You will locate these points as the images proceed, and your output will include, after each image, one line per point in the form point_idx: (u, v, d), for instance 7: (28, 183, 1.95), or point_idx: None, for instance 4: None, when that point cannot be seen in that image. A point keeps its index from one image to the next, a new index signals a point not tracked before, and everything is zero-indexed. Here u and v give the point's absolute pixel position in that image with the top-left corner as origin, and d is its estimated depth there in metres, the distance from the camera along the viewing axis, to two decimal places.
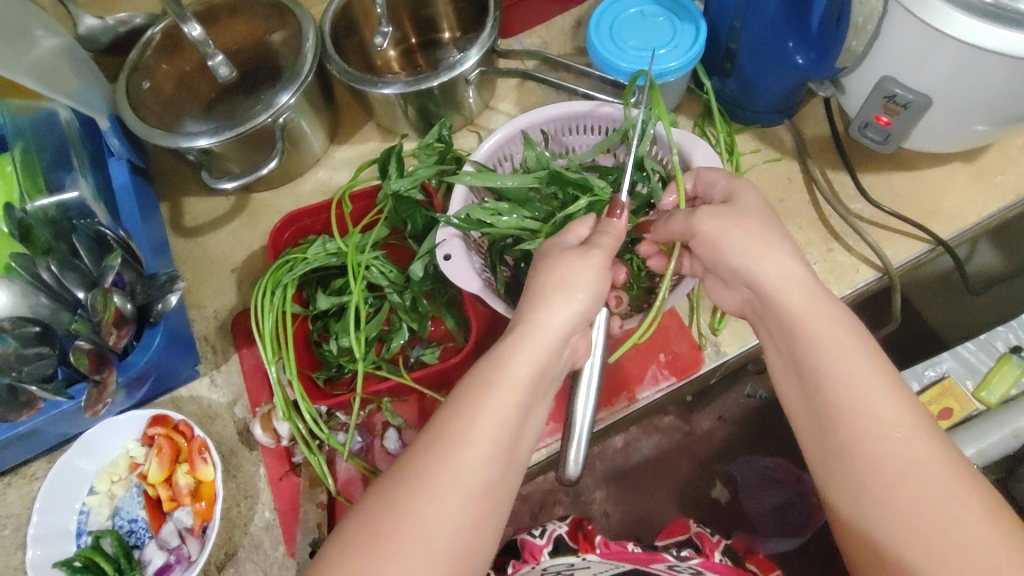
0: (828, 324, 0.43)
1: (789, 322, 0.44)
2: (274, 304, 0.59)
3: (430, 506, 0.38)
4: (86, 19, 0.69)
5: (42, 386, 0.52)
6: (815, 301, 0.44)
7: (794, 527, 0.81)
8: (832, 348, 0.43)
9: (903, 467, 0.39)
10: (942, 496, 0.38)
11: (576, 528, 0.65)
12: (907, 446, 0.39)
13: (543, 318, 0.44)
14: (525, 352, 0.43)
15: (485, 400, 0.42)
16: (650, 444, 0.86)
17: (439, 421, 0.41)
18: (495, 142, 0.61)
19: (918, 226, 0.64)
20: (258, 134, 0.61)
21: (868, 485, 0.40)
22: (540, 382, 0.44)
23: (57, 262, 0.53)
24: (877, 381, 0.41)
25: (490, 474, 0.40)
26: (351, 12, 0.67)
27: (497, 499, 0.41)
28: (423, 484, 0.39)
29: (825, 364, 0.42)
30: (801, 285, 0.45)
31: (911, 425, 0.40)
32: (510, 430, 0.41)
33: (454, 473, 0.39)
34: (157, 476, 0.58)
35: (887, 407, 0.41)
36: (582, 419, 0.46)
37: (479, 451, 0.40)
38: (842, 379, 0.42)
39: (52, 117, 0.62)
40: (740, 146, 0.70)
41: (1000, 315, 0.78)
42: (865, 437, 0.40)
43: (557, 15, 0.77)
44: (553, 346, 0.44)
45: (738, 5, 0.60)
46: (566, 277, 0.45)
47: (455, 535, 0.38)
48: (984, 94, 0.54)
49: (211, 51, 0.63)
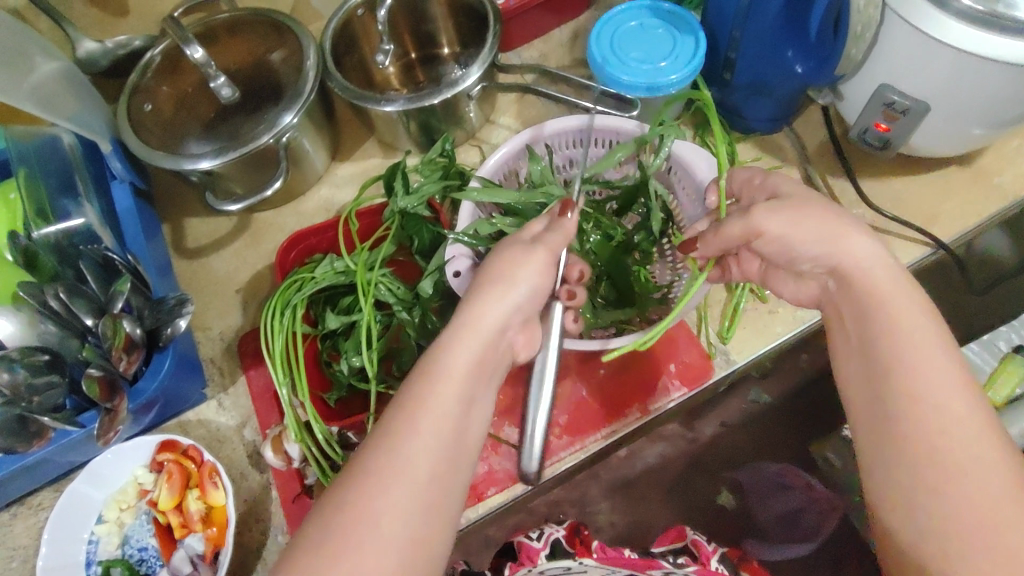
0: (910, 307, 0.43)
1: (871, 301, 0.43)
2: (284, 325, 0.59)
3: (380, 498, 0.38)
4: (86, 42, 0.69)
5: (53, 416, 0.51)
6: (887, 278, 0.44)
7: (804, 533, 0.81)
8: (913, 332, 0.42)
9: (961, 463, 0.39)
10: (997, 496, 0.38)
11: (572, 533, 0.64)
12: (970, 444, 0.39)
13: (485, 308, 0.45)
14: (464, 343, 0.43)
15: (433, 392, 0.41)
16: (654, 452, 0.81)
17: (388, 412, 0.41)
18: (501, 156, 0.61)
19: (919, 230, 0.65)
20: (261, 155, 0.61)
21: (920, 473, 0.39)
22: (481, 373, 0.44)
23: (65, 289, 0.52)
24: (953, 376, 0.41)
25: (436, 463, 0.40)
26: (351, 29, 0.67)
27: (446, 492, 0.40)
28: (374, 479, 0.39)
29: (902, 350, 0.42)
30: (882, 267, 0.44)
31: (977, 424, 0.40)
32: (457, 420, 0.42)
33: (401, 463, 0.39)
34: (169, 502, 0.58)
35: (957, 398, 0.40)
36: (539, 426, 0.44)
37: (425, 440, 0.40)
38: (913, 363, 0.41)
39: (55, 142, 0.61)
40: (742, 154, 0.70)
41: (1001, 314, 0.78)
42: (925, 427, 0.40)
43: (555, 28, 0.77)
44: (490, 335, 0.44)
45: (737, 15, 0.60)
46: (505, 271, 0.46)
47: (404, 528, 0.38)
48: (981, 100, 0.54)
49: (213, 72, 0.61)
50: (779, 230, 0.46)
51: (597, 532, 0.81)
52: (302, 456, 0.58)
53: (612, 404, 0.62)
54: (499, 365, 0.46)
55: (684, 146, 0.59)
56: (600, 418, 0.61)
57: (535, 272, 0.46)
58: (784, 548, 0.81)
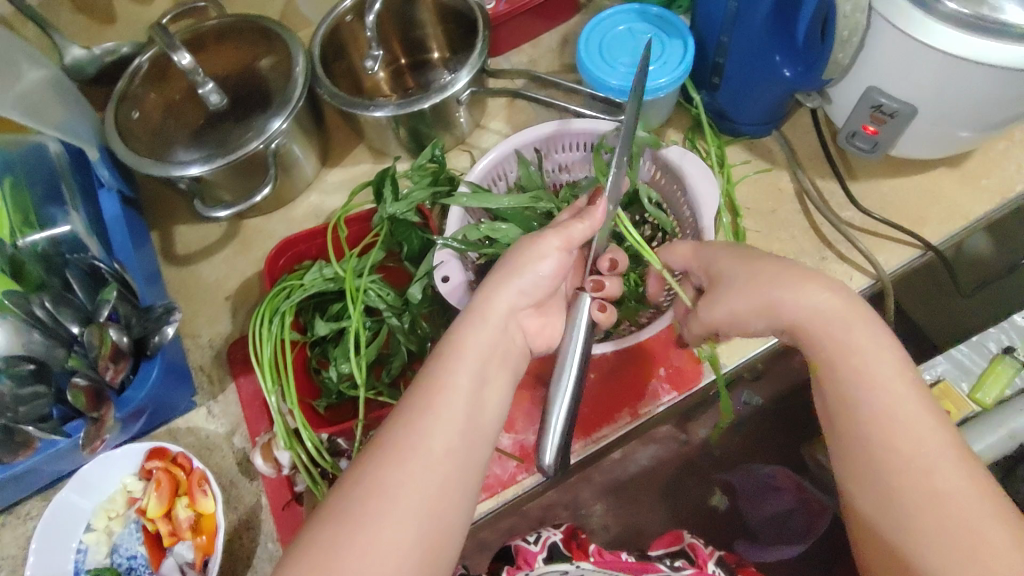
0: (863, 328, 0.44)
1: (824, 328, 0.45)
2: (273, 332, 0.59)
3: (397, 469, 0.39)
4: (73, 49, 0.68)
5: (39, 426, 0.51)
6: (833, 325, 0.45)
7: (796, 536, 0.81)
8: (868, 348, 0.44)
9: (922, 477, 0.41)
10: (965, 524, 0.39)
11: (570, 538, 0.64)
12: (928, 459, 0.41)
13: (496, 298, 0.47)
14: (475, 329, 0.46)
15: (450, 373, 0.43)
16: (647, 455, 0.81)
17: (405, 398, 0.43)
18: (489, 162, 0.61)
19: (908, 231, 0.65)
20: (249, 162, 0.60)
21: (887, 506, 0.41)
22: (492, 359, 0.45)
23: (51, 298, 0.53)
24: (910, 394, 0.43)
25: (452, 438, 0.41)
26: (341, 35, 0.67)
27: (463, 467, 0.41)
28: (392, 453, 0.40)
29: (860, 370, 0.43)
30: (829, 317, 0.45)
31: (938, 454, 0.41)
32: (473, 399, 0.43)
33: (418, 438, 0.40)
34: (157, 510, 0.57)
35: (919, 430, 0.42)
36: (561, 414, 0.46)
37: (443, 420, 0.41)
38: (871, 381, 0.43)
39: (40, 150, 0.60)
40: (731, 158, 0.70)
41: (990, 315, 0.79)
42: (887, 462, 0.42)
43: (545, 33, 0.77)
44: (501, 323, 0.47)
45: (726, 21, 0.61)
46: (519, 262, 0.48)
47: (421, 498, 0.39)
48: (967, 103, 0.55)
49: (202, 79, 0.62)
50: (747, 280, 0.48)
51: (589, 534, 0.81)
52: (292, 464, 0.58)
53: (602, 408, 0.61)
54: (512, 358, 0.48)
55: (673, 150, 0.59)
56: (590, 422, 0.61)
57: (544, 265, 0.48)
58: (773, 550, 0.81)
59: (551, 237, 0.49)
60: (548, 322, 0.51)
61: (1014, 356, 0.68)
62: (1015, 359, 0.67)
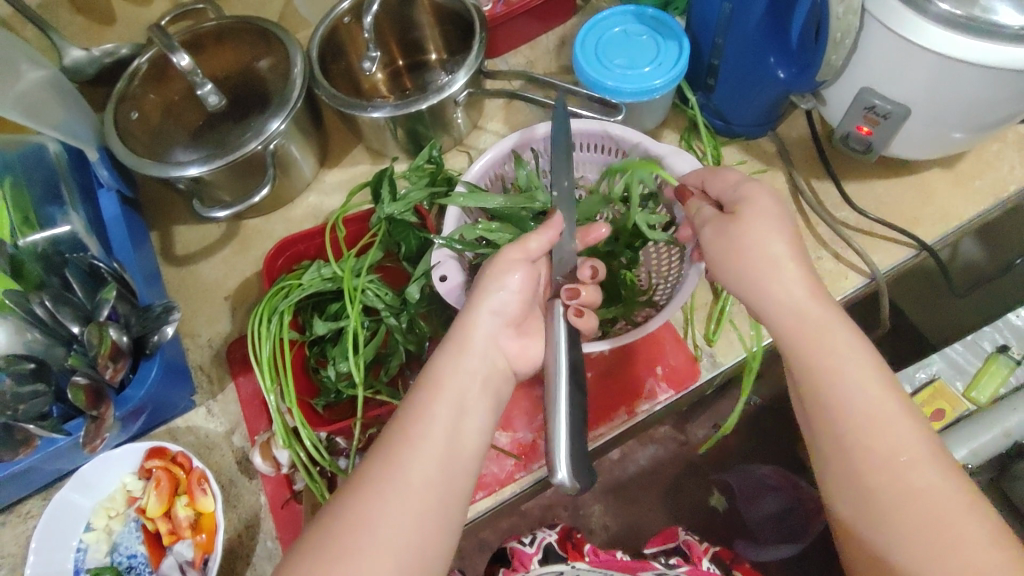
0: (836, 334, 0.45)
1: (792, 339, 0.46)
2: (271, 332, 0.59)
3: (376, 508, 0.39)
4: (73, 50, 0.69)
5: (39, 424, 0.51)
6: (807, 319, 0.45)
7: (793, 534, 0.80)
8: (840, 362, 0.44)
9: (906, 490, 0.41)
10: (948, 514, 0.39)
11: (564, 538, 0.65)
12: (913, 472, 0.41)
13: (472, 327, 0.48)
14: (455, 360, 0.46)
15: (429, 409, 0.44)
16: (647, 454, 0.84)
17: (386, 433, 0.43)
18: (485, 163, 0.61)
19: (903, 231, 0.65)
20: (248, 162, 0.61)
21: (876, 499, 0.41)
22: (476, 388, 0.46)
23: (51, 297, 0.53)
24: (891, 406, 0.43)
25: (433, 471, 0.41)
26: (339, 37, 0.68)
27: (445, 499, 0.41)
28: (369, 489, 0.40)
29: (840, 387, 0.43)
30: (801, 303, 0.46)
31: (918, 450, 0.42)
32: (453, 432, 0.43)
33: (398, 474, 0.41)
34: (157, 509, 0.58)
35: (897, 426, 0.42)
36: (564, 424, 0.43)
37: (422, 453, 0.42)
38: (848, 396, 0.43)
39: (41, 150, 0.61)
40: (727, 158, 0.71)
41: (984, 315, 0.79)
42: (870, 458, 0.42)
43: (542, 34, 0.78)
44: (480, 351, 0.47)
45: (720, 23, 0.61)
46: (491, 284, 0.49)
47: (401, 534, 0.39)
48: (957, 105, 0.55)
49: (200, 80, 0.62)
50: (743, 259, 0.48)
51: (589, 534, 0.81)
52: (291, 462, 0.59)
53: (597, 407, 0.62)
54: (498, 381, 0.48)
55: (667, 148, 0.59)
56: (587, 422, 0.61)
57: (511, 283, 0.49)
58: (772, 550, 0.81)
59: (512, 250, 0.50)
60: (527, 344, 0.51)
61: (1009, 354, 0.68)
62: (1009, 358, 0.67)
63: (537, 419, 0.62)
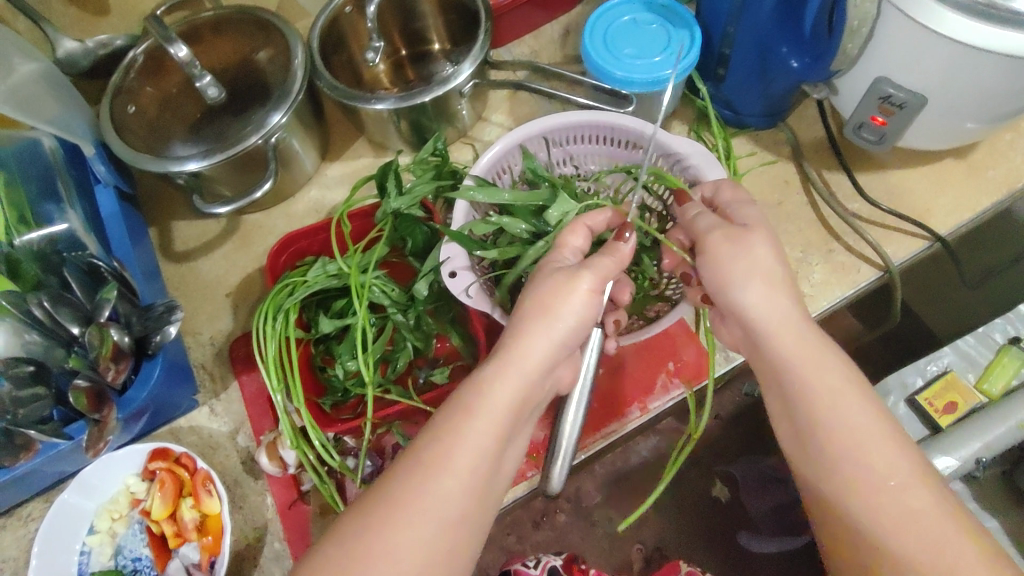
0: (817, 354, 0.44)
1: (783, 358, 0.45)
2: (277, 330, 0.57)
3: (405, 531, 0.39)
4: (66, 42, 0.67)
5: (40, 428, 0.51)
6: (800, 341, 0.45)
7: (792, 529, 0.79)
8: (827, 392, 0.43)
9: (900, 512, 0.40)
10: (942, 539, 0.39)
11: (570, 561, 0.65)
12: (905, 493, 0.41)
13: (529, 348, 0.45)
14: (505, 378, 0.44)
15: (468, 428, 0.42)
16: (648, 446, 0.81)
17: (421, 447, 0.42)
18: (494, 155, 0.59)
19: (916, 223, 0.64)
20: (249, 157, 0.59)
21: (870, 523, 0.41)
22: (522, 408, 0.44)
23: (49, 298, 0.51)
24: (876, 429, 0.42)
25: (467, 501, 0.41)
26: (340, 27, 0.66)
27: (472, 526, 0.41)
28: (400, 511, 0.39)
29: (827, 416, 0.43)
30: (788, 321, 0.45)
31: (907, 471, 0.41)
32: (490, 456, 0.42)
33: (433, 499, 0.40)
34: (161, 511, 0.56)
35: (887, 449, 0.42)
36: (568, 442, 0.46)
37: (456, 477, 0.41)
38: (837, 425, 0.43)
39: (35, 146, 0.59)
40: (737, 149, 0.70)
41: (995, 308, 0.78)
42: (859, 480, 0.42)
43: (546, 24, 0.76)
44: (535, 373, 0.44)
45: (733, 11, 0.60)
46: (555, 308, 0.45)
47: (428, 565, 0.39)
48: (975, 95, 0.54)
49: (200, 72, 0.60)
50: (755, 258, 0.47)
51: (593, 527, 0.80)
52: (298, 462, 0.58)
53: (612, 402, 0.61)
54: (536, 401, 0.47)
55: (694, 151, 0.56)
56: (599, 419, 0.61)
57: (577, 311, 0.45)
58: (775, 543, 0.79)
59: (585, 276, 0.46)
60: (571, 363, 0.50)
61: (1021, 346, 0.67)
62: (1021, 350, 0.67)
63: (548, 416, 0.61)
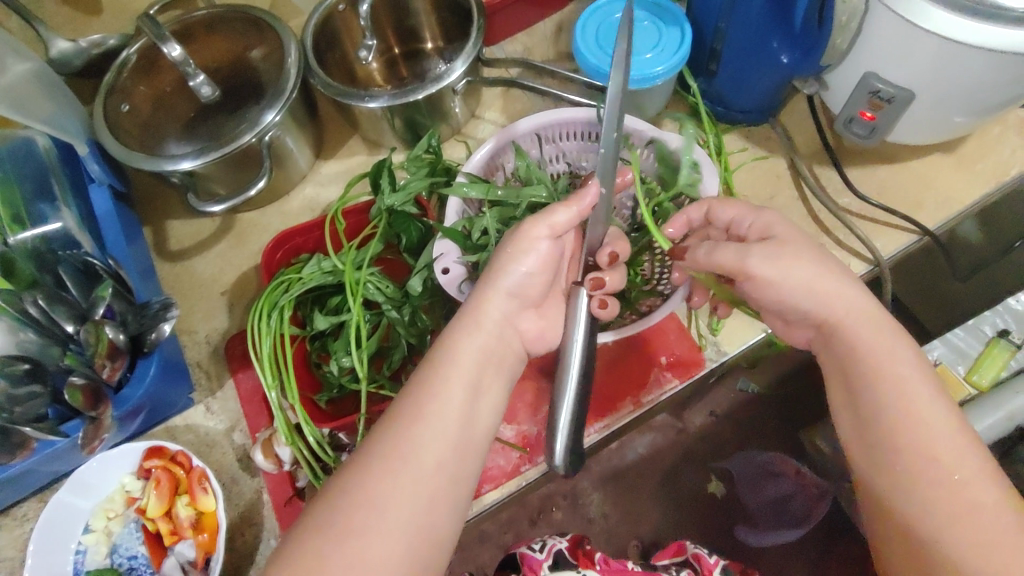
0: (889, 343, 0.44)
1: (852, 348, 0.44)
2: (272, 327, 0.58)
3: (386, 484, 0.39)
4: (59, 41, 0.67)
5: (36, 426, 0.50)
6: (873, 331, 0.44)
7: (794, 519, 0.79)
8: (899, 381, 0.43)
9: (960, 508, 0.40)
10: (1002, 539, 0.39)
11: (575, 544, 0.65)
12: (968, 491, 0.40)
13: (487, 304, 0.46)
14: (467, 335, 0.45)
15: (438, 383, 0.43)
16: (643, 443, 0.83)
17: (395, 407, 0.42)
18: (486, 152, 0.60)
19: (906, 218, 0.65)
20: (243, 154, 0.59)
21: (929, 515, 0.41)
22: (489, 364, 0.45)
23: (44, 296, 0.52)
24: (946, 425, 0.42)
25: (443, 453, 0.41)
26: (334, 24, 0.66)
27: (455, 480, 0.41)
28: (380, 466, 0.39)
29: (898, 407, 0.42)
30: (868, 315, 0.45)
31: (972, 470, 0.41)
32: (464, 409, 0.42)
33: (410, 451, 0.40)
34: (157, 509, 0.57)
35: (953, 446, 0.41)
36: (567, 414, 0.45)
37: (432, 430, 0.41)
38: (905, 417, 0.42)
39: (29, 144, 0.60)
40: (729, 146, 0.70)
41: (986, 300, 0.79)
42: (921, 473, 0.41)
43: (539, 22, 0.77)
44: (493, 328, 0.46)
45: (723, 7, 0.60)
46: (507, 263, 0.47)
47: (412, 516, 0.38)
48: (961, 88, 0.55)
49: (193, 71, 0.61)
50: (746, 251, 0.47)
51: (588, 523, 0.80)
52: (293, 459, 0.57)
53: (607, 395, 0.61)
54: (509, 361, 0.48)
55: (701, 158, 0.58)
56: (594, 412, 0.61)
57: (531, 262, 0.47)
58: (771, 537, 0.79)
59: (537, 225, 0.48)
60: (548, 324, 0.51)
61: (1010, 338, 0.68)
62: (1009, 342, 0.67)
63: (542, 410, 0.62)
